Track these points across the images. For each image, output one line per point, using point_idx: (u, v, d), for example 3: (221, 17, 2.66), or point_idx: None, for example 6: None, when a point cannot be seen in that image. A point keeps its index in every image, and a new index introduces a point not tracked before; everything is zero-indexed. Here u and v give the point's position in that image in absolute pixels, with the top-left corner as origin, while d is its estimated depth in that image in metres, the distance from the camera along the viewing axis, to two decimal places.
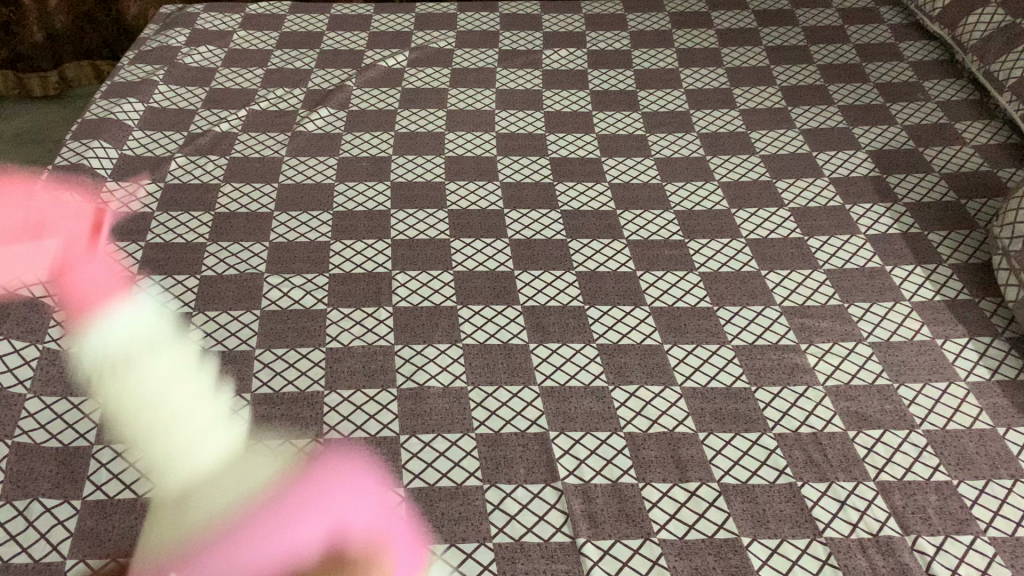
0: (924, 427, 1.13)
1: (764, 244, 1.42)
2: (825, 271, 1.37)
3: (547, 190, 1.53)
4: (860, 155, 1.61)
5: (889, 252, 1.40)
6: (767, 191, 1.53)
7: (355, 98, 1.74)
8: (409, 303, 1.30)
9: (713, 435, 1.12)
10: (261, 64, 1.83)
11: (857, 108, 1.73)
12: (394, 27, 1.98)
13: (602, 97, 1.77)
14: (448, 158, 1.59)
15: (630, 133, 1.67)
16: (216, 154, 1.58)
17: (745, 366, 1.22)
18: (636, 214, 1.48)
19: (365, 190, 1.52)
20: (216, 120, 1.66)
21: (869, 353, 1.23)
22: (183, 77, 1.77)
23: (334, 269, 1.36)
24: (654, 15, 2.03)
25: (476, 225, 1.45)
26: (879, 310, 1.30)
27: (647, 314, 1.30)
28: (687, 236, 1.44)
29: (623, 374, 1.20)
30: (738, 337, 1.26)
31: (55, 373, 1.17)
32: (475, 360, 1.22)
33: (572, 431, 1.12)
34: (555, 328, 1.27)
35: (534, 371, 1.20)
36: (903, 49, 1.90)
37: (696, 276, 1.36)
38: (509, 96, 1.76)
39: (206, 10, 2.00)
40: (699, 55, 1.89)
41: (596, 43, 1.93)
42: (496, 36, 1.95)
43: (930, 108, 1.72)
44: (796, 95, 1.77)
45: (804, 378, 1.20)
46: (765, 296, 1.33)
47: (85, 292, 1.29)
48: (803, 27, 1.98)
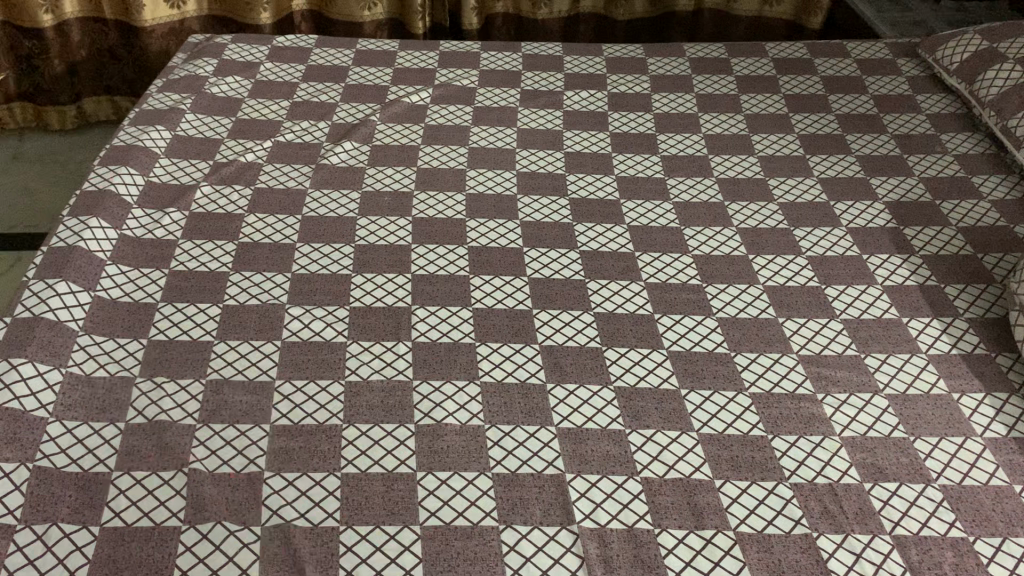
0: (939, 481, 1.14)
1: (781, 291, 1.43)
2: (842, 320, 1.38)
3: (567, 231, 1.55)
4: (877, 206, 1.62)
5: (905, 303, 1.41)
6: (784, 238, 1.54)
7: (378, 132, 1.77)
8: (428, 339, 1.31)
9: (730, 482, 1.13)
10: (287, 95, 1.86)
11: (875, 158, 1.75)
12: (419, 64, 2.01)
13: (622, 139, 1.80)
14: (469, 195, 1.62)
15: (649, 176, 1.69)
16: (241, 183, 1.60)
17: (762, 415, 1.22)
18: (654, 257, 1.50)
19: (386, 224, 1.54)
20: (242, 150, 1.69)
21: (885, 405, 1.24)
22: (210, 107, 1.80)
23: (354, 302, 1.37)
24: (675, 59, 2.06)
25: (494, 262, 1.47)
26: (895, 361, 1.31)
27: (664, 358, 1.30)
28: (704, 280, 1.45)
29: (641, 419, 1.20)
30: (756, 385, 1.26)
31: (78, 399, 1.18)
32: (493, 398, 1.22)
33: (588, 474, 1.13)
34: (572, 369, 1.28)
35: (551, 412, 1.21)
36: (921, 101, 1.92)
37: (714, 321, 1.37)
38: (530, 135, 1.79)
39: (234, 41, 2.03)
40: (719, 101, 1.92)
41: (616, 86, 1.96)
42: (518, 76, 1.98)
43: (947, 161, 1.74)
44: (814, 144, 1.79)
45: (820, 428, 1.20)
46: (783, 344, 1.33)
47: (109, 318, 1.30)
48: (822, 75, 2.01)
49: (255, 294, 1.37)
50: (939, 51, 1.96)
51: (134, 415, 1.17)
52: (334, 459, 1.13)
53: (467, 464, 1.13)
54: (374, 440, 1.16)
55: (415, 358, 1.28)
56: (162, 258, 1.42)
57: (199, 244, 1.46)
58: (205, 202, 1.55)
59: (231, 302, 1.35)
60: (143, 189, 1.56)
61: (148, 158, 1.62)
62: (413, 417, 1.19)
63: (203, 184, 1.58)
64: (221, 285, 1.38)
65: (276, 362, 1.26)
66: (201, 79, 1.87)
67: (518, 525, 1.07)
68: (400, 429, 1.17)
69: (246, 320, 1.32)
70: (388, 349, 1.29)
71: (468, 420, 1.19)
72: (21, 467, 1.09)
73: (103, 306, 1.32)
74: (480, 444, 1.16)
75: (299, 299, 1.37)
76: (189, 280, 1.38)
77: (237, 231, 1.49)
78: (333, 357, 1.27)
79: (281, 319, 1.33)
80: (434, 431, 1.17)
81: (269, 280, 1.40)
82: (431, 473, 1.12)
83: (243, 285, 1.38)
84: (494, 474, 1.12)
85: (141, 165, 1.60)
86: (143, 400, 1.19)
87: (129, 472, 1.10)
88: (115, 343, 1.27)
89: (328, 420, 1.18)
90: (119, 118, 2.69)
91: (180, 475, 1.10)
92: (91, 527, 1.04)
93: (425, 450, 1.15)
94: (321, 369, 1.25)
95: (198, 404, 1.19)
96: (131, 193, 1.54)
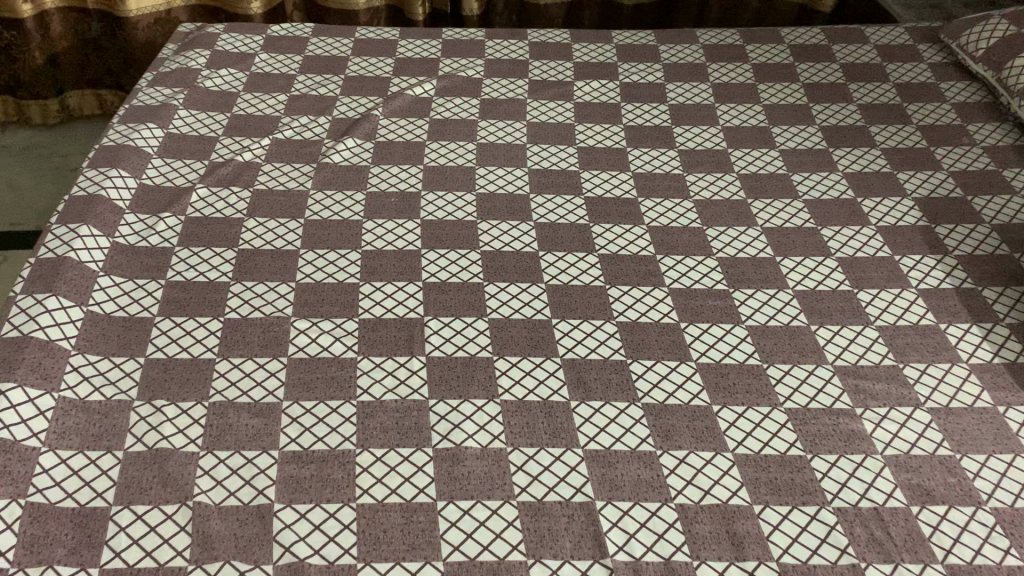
0: (990, 504, 1.08)
1: (812, 296, 1.36)
2: (876, 327, 1.31)
3: (583, 232, 1.47)
4: (906, 203, 1.55)
5: (942, 308, 1.34)
6: (811, 239, 1.47)
7: (381, 128, 1.69)
8: (443, 353, 1.24)
9: (770, 508, 1.06)
10: (284, 89, 1.77)
11: (901, 151, 1.68)
12: (421, 53, 1.92)
13: (636, 132, 1.72)
14: (479, 195, 1.54)
15: (667, 172, 1.62)
16: (239, 185, 1.52)
17: (799, 432, 1.16)
18: (677, 260, 1.43)
19: (394, 228, 1.46)
20: (239, 148, 1.60)
21: (927, 420, 1.18)
22: (204, 102, 1.71)
23: (363, 313, 1.29)
24: (688, 46, 1.98)
25: (509, 267, 1.40)
26: (935, 371, 1.24)
27: (693, 371, 1.24)
28: (731, 285, 1.38)
29: (672, 439, 1.14)
30: (791, 400, 1.20)
31: (72, 427, 1.10)
32: (514, 418, 1.15)
33: (619, 501, 1.06)
34: (596, 385, 1.21)
35: (576, 432, 1.14)
36: (945, 89, 1.85)
37: (743, 330, 1.30)
38: (541, 129, 1.71)
39: (227, 31, 1.93)
40: (736, 91, 1.84)
41: (629, 75, 1.88)
42: (525, 66, 1.89)
43: (976, 153, 1.67)
44: (837, 136, 1.71)
45: (860, 446, 1.14)
46: (817, 354, 1.27)
47: (103, 335, 1.22)
48: (841, 63, 1.93)
49: (258, 306, 1.29)
50: (963, 37, 1.88)
51: (133, 442, 1.09)
52: (349, 488, 1.06)
53: (491, 492, 1.07)
54: (390, 467, 1.09)
55: (430, 375, 1.20)
56: (158, 267, 1.34)
57: (196, 252, 1.38)
58: (201, 205, 1.47)
59: (233, 315, 1.27)
60: (137, 193, 1.47)
61: (140, 159, 1.53)
62: (431, 440, 1.12)
63: (198, 186, 1.50)
64: (221, 296, 1.30)
65: (282, 382, 1.18)
66: (194, 72, 1.78)
67: (548, 559, 1.00)
68: (417, 453, 1.10)
69: (249, 336, 1.24)
70: (401, 365, 1.22)
71: (489, 443, 1.12)
72: (12, 504, 1.01)
73: (97, 321, 1.24)
74: (503, 469, 1.09)
75: (305, 312, 1.29)
76: (187, 292, 1.30)
77: (237, 237, 1.41)
78: (343, 374, 1.20)
79: (286, 333, 1.25)
80: (453, 456, 1.10)
81: (271, 290, 1.32)
82: (452, 502, 1.05)
83: (245, 296, 1.30)
84: (519, 502, 1.05)
85: (132, 166, 1.51)
86: (143, 426, 1.11)
87: (129, 506, 1.02)
88: (110, 363, 1.19)
89: (340, 445, 1.11)
90: (105, 112, 2.59)
91: (185, 509, 1.03)
92: (90, 569, 0.96)
93: (444, 477, 1.08)
94: (331, 389, 1.18)
95: (201, 429, 1.12)
96: (123, 196, 1.45)
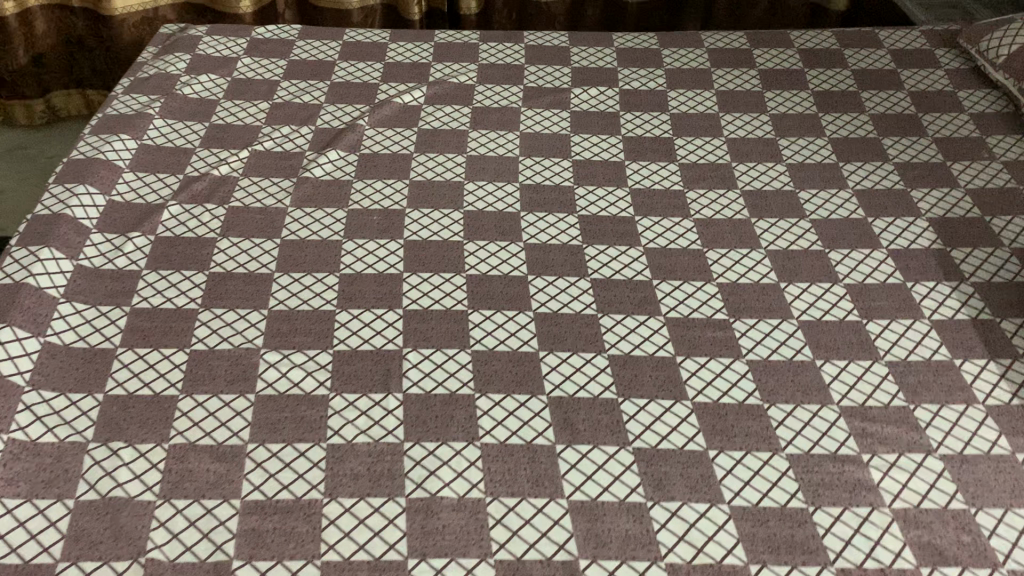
0: (1007, 566, 1.00)
1: (818, 328, 1.28)
2: (886, 363, 1.23)
3: (576, 255, 1.39)
4: (920, 223, 1.46)
5: (957, 341, 1.26)
6: (818, 263, 1.39)
7: (367, 139, 1.60)
8: (421, 390, 1.16)
9: (768, 568, 0.99)
10: (266, 96, 1.69)
11: (916, 166, 1.58)
12: (411, 58, 1.84)
13: (636, 144, 1.63)
14: (467, 213, 1.46)
15: (666, 188, 1.53)
16: (213, 202, 1.44)
17: (801, 481, 1.08)
18: (674, 286, 1.34)
19: (375, 248, 1.38)
20: (215, 161, 1.52)
21: (940, 469, 1.10)
22: (181, 110, 1.63)
23: (338, 344, 1.22)
24: (692, 50, 1.88)
25: (495, 294, 1.32)
26: (949, 414, 1.16)
27: (688, 412, 1.16)
28: (731, 314, 1.30)
29: (664, 489, 1.06)
30: (792, 445, 1.12)
31: (20, 473, 1.03)
32: (494, 464, 1.08)
33: (605, 560, 0.99)
34: (584, 427, 1.13)
35: (561, 481, 1.07)
36: (963, 98, 1.75)
37: (743, 365, 1.22)
38: (535, 140, 1.63)
39: (210, 33, 1.85)
40: (741, 99, 1.75)
41: (629, 82, 1.79)
42: (520, 71, 1.80)
43: (995, 169, 1.57)
44: (848, 149, 1.62)
45: (866, 498, 1.06)
46: (821, 393, 1.18)
47: (60, 369, 1.15)
48: (854, 69, 1.83)
49: (227, 336, 1.22)
50: (983, 42, 1.78)
51: (84, 489, 1.02)
52: (314, 543, 0.99)
53: (467, 549, 0.99)
54: (360, 519, 1.01)
55: (406, 415, 1.13)
56: (123, 292, 1.27)
57: (164, 275, 1.30)
58: (172, 224, 1.39)
59: (200, 346, 1.20)
60: (105, 210, 1.40)
61: (110, 174, 1.46)
62: (404, 488, 1.05)
63: (171, 203, 1.42)
64: (188, 325, 1.23)
65: (248, 422, 1.11)
66: (173, 78, 1.71)
67: None
68: (389, 504, 1.03)
69: (216, 369, 1.17)
70: (376, 403, 1.14)
71: (466, 492, 1.05)
72: None
73: (55, 353, 1.17)
74: (481, 523, 1.02)
75: (276, 342, 1.21)
76: (152, 320, 1.23)
77: (208, 259, 1.33)
78: (314, 413, 1.12)
79: (255, 366, 1.18)
80: (427, 507, 1.03)
81: (242, 318, 1.25)
82: (425, 560, 0.98)
83: (213, 325, 1.23)
84: (496, 561, 0.98)
85: (102, 182, 1.44)
86: (97, 471, 1.04)
87: (76, 562, 0.95)
88: (65, 400, 1.12)
89: (306, 494, 1.04)
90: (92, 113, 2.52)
91: (136, 566, 0.96)
92: None
93: (418, 531, 1.00)
94: (300, 430, 1.10)
95: (159, 474, 1.05)
96: (90, 214, 1.38)
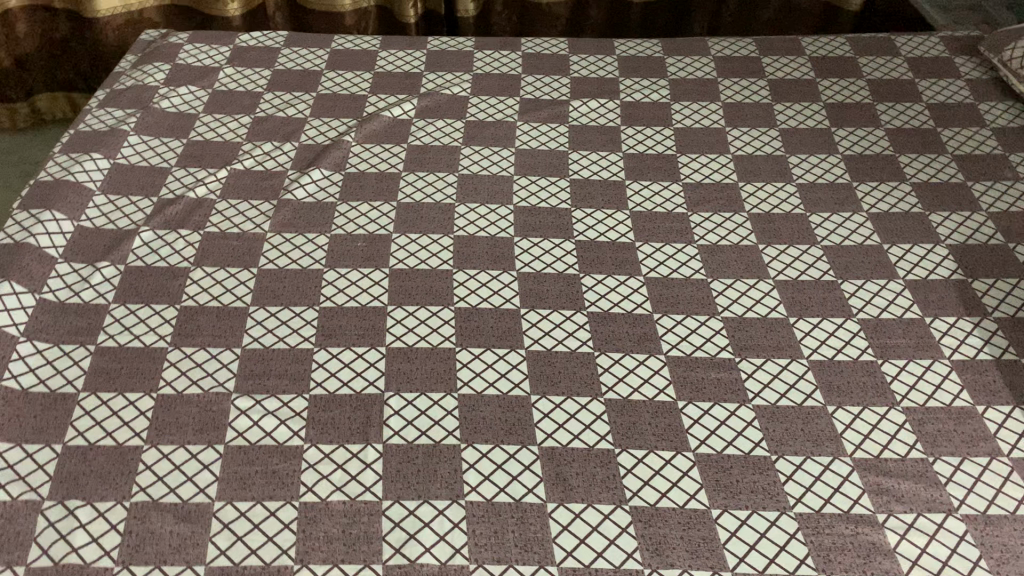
0: None
1: (830, 369, 1.19)
2: (903, 410, 1.14)
3: (572, 285, 1.31)
4: (939, 251, 1.37)
5: (980, 385, 1.17)
6: (831, 295, 1.30)
7: (353, 156, 1.52)
8: (403, 440, 1.08)
9: None
10: (247, 109, 1.60)
11: (934, 187, 1.49)
12: (403, 66, 1.75)
13: (637, 161, 1.54)
14: (457, 239, 1.37)
15: (668, 210, 1.45)
16: (188, 227, 1.36)
17: (810, 545, 1.00)
18: (676, 320, 1.26)
19: (359, 278, 1.30)
20: (192, 182, 1.44)
21: (962, 531, 1.01)
22: (159, 126, 1.55)
23: (316, 388, 1.14)
24: (697, 59, 1.79)
25: (485, 329, 1.23)
26: (971, 468, 1.08)
27: (690, 465, 1.08)
28: (737, 353, 1.22)
29: (663, 555, 0.98)
30: (802, 503, 1.04)
31: None
32: (480, 526, 1.00)
33: None
34: (578, 483, 1.05)
35: (552, 545, 0.99)
36: (983, 111, 1.66)
37: (750, 412, 1.14)
38: (530, 157, 1.54)
39: (191, 41, 1.77)
40: (750, 112, 1.65)
41: (630, 93, 1.69)
42: (516, 82, 1.71)
43: (1018, 190, 1.48)
44: (862, 168, 1.53)
45: (882, 564, 0.98)
46: (833, 443, 1.10)
47: (17, 416, 1.08)
48: (868, 79, 1.74)
49: (197, 379, 1.14)
50: (1005, 52, 1.69)
51: (37, 554, 0.95)
52: None
53: None
54: None
55: (386, 469, 1.05)
56: (88, 329, 1.19)
57: (133, 310, 1.22)
58: (144, 251, 1.31)
59: (168, 390, 1.12)
60: (72, 237, 1.32)
61: (80, 198, 1.38)
62: (382, 553, 0.97)
63: (143, 229, 1.34)
64: (156, 366, 1.15)
65: (216, 477, 1.03)
66: (150, 90, 1.62)
67: None
68: (364, 572, 0.95)
69: (184, 417, 1.09)
70: (354, 456, 1.06)
71: (449, 558, 0.97)
72: None
73: (12, 399, 1.10)
74: None
75: (248, 386, 1.13)
76: (117, 361, 1.15)
77: (180, 291, 1.26)
78: (287, 467, 1.05)
79: (226, 414, 1.10)
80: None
81: (214, 359, 1.17)
82: None
83: (183, 367, 1.15)
84: None
85: (70, 207, 1.36)
86: (51, 534, 0.97)
87: None
88: (20, 452, 1.04)
89: (276, 560, 0.96)
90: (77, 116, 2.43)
91: None
92: None
93: None
94: (271, 487, 1.03)
95: (118, 536, 0.97)
96: (56, 243, 1.30)
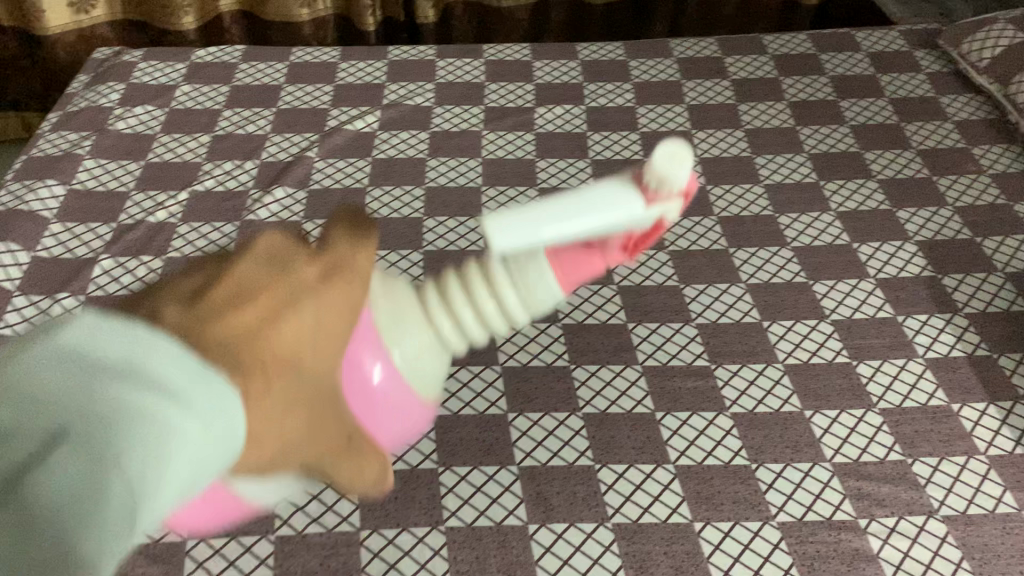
0: None
1: (806, 372, 1.19)
2: (880, 412, 1.14)
3: None
4: (909, 248, 1.38)
5: (955, 383, 1.18)
6: (803, 297, 1.30)
7: (316, 172, 1.49)
8: None
9: None
10: (206, 128, 1.57)
11: (901, 183, 1.50)
12: (364, 78, 1.72)
13: (605, 167, 1.53)
14: (426, 254, 1.35)
15: None
16: (149, 253, 1.32)
17: (794, 555, 0.99)
18: (651, 329, 1.25)
19: None
20: (152, 205, 1.40)
21: (943, 533, 1.02)
22: (115, 148, 1.51)
23: None
24: (661, 61, 1.78)
25: None
26: (949, 468, 1.08)
27: (671, 478, 1.07)
28: (713, 360, 1.21)
29: (647, 572, 0.97)
30: (784, 511, 1.04)
31: None
32: (461, 551, 0.98)
33: None
34: (559, 502, 1.04)
35: (535, 568, 0.97)
36: (946, 104, 1.67)
37: (728, 420, 1.13)
38: (498, 167, 1.52)
39: (146, 59, 1.73)
40: (715, 113, 1.65)
41: (595, 98, 1.68)
42: (480, 90, 1.69)
43: (983, 183, 1.49)
44: (829, 166, 1.53)
45: (866, 571, 0.98)
46: (812, 448, 1.10)
47: None
48: (831, 76, 1.74)
49: None
50: (965, 44, 1.70)
51: None
52: None
53: None
54: None
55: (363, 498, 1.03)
56: None
57: None
58: (105, 280, 1.27)
59: None
60: (30, 268, 1.28)
61: (36, 227, 1.34)
62: None
63: (102, 256, 1.31)
64: None
65: None
66: (105, 112, 1.58)
67: None
68: None
69: None
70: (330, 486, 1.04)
71: None
72: None
73: None
74: None
75: None
76: None
77: None
78: None
79: None
80: None
81: None
82: None
83: None
84: None
85: (26, 236, 1.32)
86: None
87: None
88: None
89: None
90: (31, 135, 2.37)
91: None
92: None
93: None
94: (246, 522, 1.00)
95: None
96: (12, 276, 1.26)
